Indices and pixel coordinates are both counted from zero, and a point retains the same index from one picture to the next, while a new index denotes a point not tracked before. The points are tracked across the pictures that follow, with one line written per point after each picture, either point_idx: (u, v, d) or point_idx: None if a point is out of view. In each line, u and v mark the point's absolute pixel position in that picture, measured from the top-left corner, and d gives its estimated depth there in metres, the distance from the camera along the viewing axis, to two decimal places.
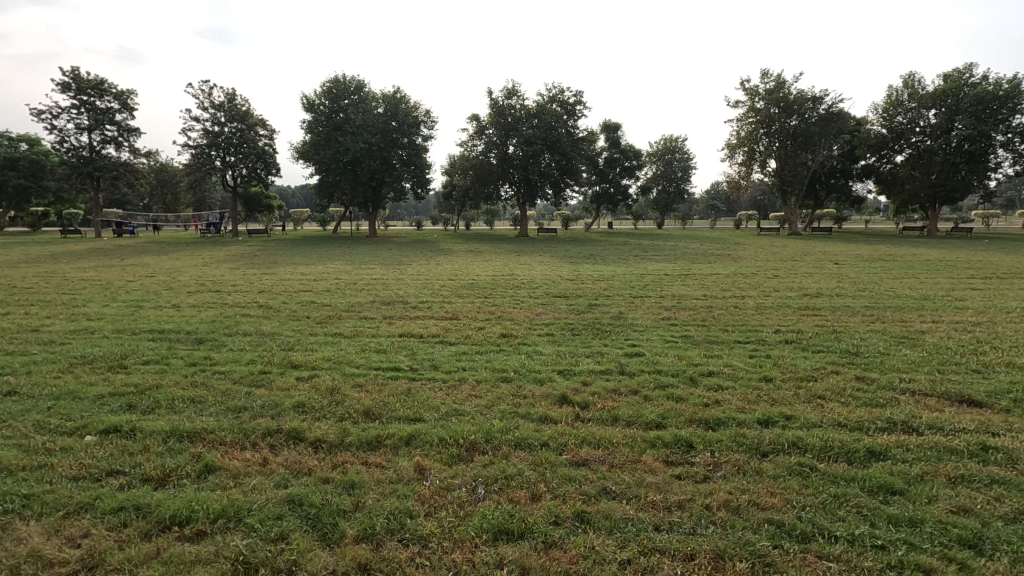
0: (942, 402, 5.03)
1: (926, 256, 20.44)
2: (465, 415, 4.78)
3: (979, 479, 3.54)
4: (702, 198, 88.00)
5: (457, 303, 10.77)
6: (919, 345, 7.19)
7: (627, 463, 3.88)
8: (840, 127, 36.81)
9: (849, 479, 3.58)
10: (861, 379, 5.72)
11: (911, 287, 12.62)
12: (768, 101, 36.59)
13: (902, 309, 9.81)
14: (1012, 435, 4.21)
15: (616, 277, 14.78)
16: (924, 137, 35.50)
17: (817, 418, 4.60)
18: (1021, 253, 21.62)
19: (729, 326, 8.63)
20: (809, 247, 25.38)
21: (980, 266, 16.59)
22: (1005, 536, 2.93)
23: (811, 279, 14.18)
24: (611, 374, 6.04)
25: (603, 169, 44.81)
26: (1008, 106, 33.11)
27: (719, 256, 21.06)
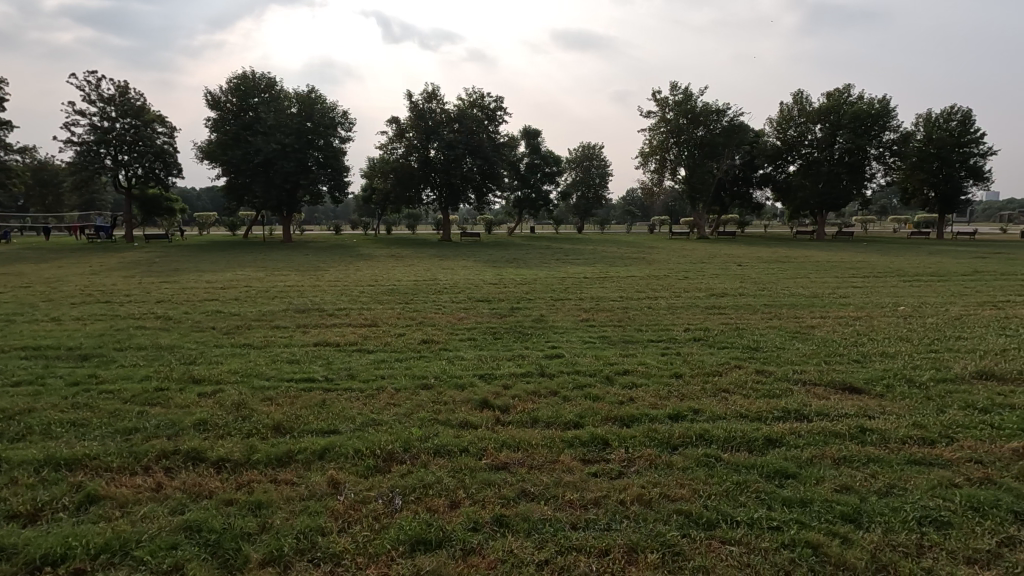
0: (828, 390, 5.53)
1: (815, 258, 22.43)
2: (384, 425, 4.65)
3: (858, 459, 3.91)
4: (620, 204, 91.69)
5: (377, 309, 10.51)
6: (808, 339, 7.88)
7: (545, 463, 3.94)
8: (741, 139, 39.58)
9: (749, 466, 3.83)
10: (760, 371, 6.18)
11: (803, 286, 13.79)
12: (677, 112, 38.77)
13: (795, 307, 10.69)
14: (885, 417, 4.69)
15: (538, 280, 15.05)
16: (812, 150, 39.08)
17: (721, 410, 4.89)
18: (892, 254, 24.18)
19: (644, 325, 9.03)
20: (716, 251, 27.09)
21: (860, 266, 18.44)
22: (880, 509, 3.24)
23: (716, 280, 15.16)
24: (531, 376, 6.12)
25: (525, 174, 45.52)
26: (880, 123, 37.24)
27: (635, 259, 22.01)
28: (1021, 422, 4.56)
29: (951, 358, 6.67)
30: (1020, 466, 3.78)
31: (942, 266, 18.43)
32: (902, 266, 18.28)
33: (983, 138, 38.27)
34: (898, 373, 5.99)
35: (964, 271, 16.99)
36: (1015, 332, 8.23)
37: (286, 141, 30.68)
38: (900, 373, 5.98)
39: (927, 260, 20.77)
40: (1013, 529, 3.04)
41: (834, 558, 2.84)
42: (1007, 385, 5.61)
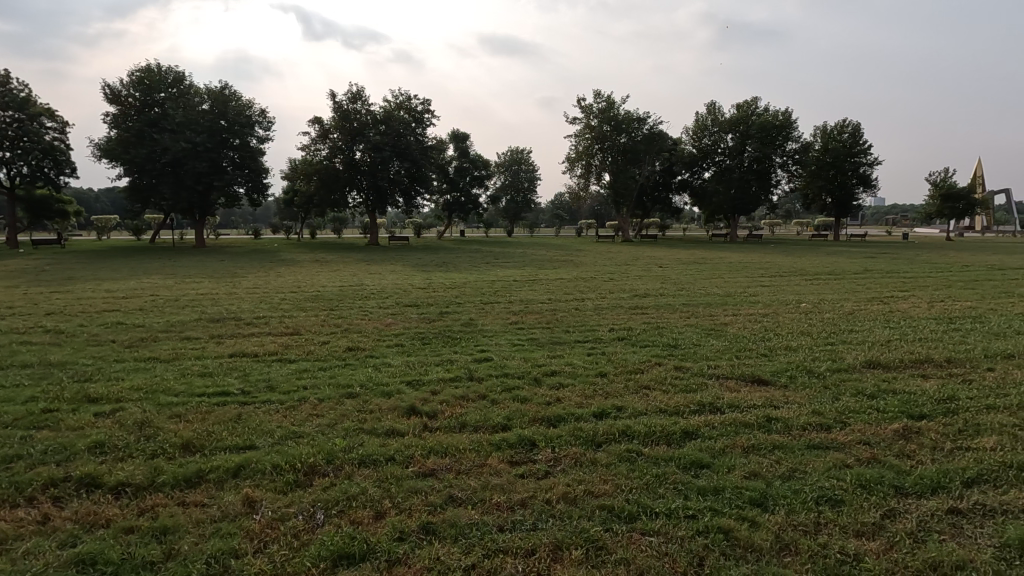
0: (738, 383, 5.91)
1: (729, 259, 23.88)
2: (306, 437, 4.46)
3: (765, 446, 4.21)
4: (548, 208, 93.36)
5: (300, 317, 10.08)
6: (722, 336, 8.38)
7: (473, 468, 3.93)
8: (661, 146, 41.48)
9: (667, 459, 4.02)
10: (678, 367, 6.50)
11: (718, 286, 14.65)
12: (601, 119, 40.05)
13: (710, 305, 11.33)
14: (788, 406, 5.07)
15: (468, 284, 15.05)
16: (724, 157, 41.64)
17: (643, 406, 5.09)
18: (795, 255, 26.19)
19: (571, 326, 9.24)
20: (639, 253, 28.22)
21: (768, 267, 19.82)
22: (783, 492, 3.49)
23: (639, 281, 15.78)
24: (460, 380, 6.08)
25: (453, 178, 45.33)
26: (784, 134, 40.30)
27: (562, 261, 22.52)
28: (901, 404, 5.08)
29: (844, 349, 7.33)
30: (899, 444, 4.20)
31: (837, 265, 20.21)
32: (803, 266, 19.88)
33: (870, 149, 42.40)
34: (800, 365, 6.51)
35: (856, 270, 18.68)
36: (897, 324, 9.17)
37: (198, 140, 28.78)
38: (801, 364, 6.51)
39: (824, 260, 22.71)
40: (894, 502, 3.37)
41: (743, 541, 3.02)
42: (890, 373, 6.23)
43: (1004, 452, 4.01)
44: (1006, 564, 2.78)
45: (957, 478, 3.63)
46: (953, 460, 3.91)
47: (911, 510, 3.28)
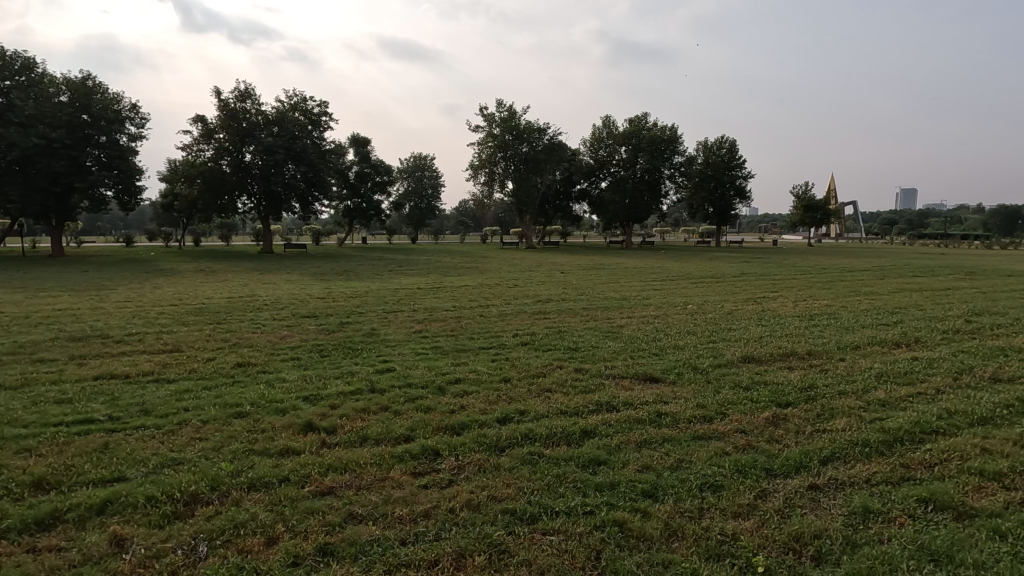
0: (633, 381, 6.26)
1: (625, 264, 25.24)
2: (187, 464, 4.09)
3: (655, 440, 4.49)
4: (453, 215, 93.24)
5: (181, 332, 9.20)
6: (619, 337, 8.81)
7: (374, 482, 3.82)
8: (560, 156, 43.00)
9: (567, 459, 4.16)
10: (578, 369, 6.76)
11: (615, 290, 15.43)
12: (503, 128, 40.75)
13: (607, 309, 11.92)
14: (676, 401, 5.46)
15: (370, 292, 14.61)
16: (619, 168, 44.02)
17: (545, 409, 5.23)
18: (683, 260, 28.26)
19: (476, 333, 9.29)
20: (543, 259, 28.95)
21: (659, 272, 21.20)
22: (671, 482, 3.75)
23: (542, 287, 16.18)
24: (361, 393, 5.87)
25: (354, 183, 44.02)
26: (671, 148, 43.42)
27: (467, 269, 22.56)
28: (771, 394, 5.65)
29: (724, 346, 8.02)
30: (769, 430, 4.67)
31: (718, 269, 22.05)
32: (690, 271, 21.43)
33: (744, 164, 46.82)
34: (687, 363, 7.02)
35: (735, 273, 20.49)
36: (769, 322, 10.17)
37: (53, 135, 25.45)
38: (688, 362, 7.03)
39: (708, 265, 24.71)
40: (764, 483, 3.74)
41: (636, 531, 3.20)
42: (761, 366, 6.92)
43: (850, 431, 4.59)
44: (852, 529, 3.18)
45: (815, 458, 4.10)
46: (812, 441, 4.42)
47: (779, 489, 3.65)
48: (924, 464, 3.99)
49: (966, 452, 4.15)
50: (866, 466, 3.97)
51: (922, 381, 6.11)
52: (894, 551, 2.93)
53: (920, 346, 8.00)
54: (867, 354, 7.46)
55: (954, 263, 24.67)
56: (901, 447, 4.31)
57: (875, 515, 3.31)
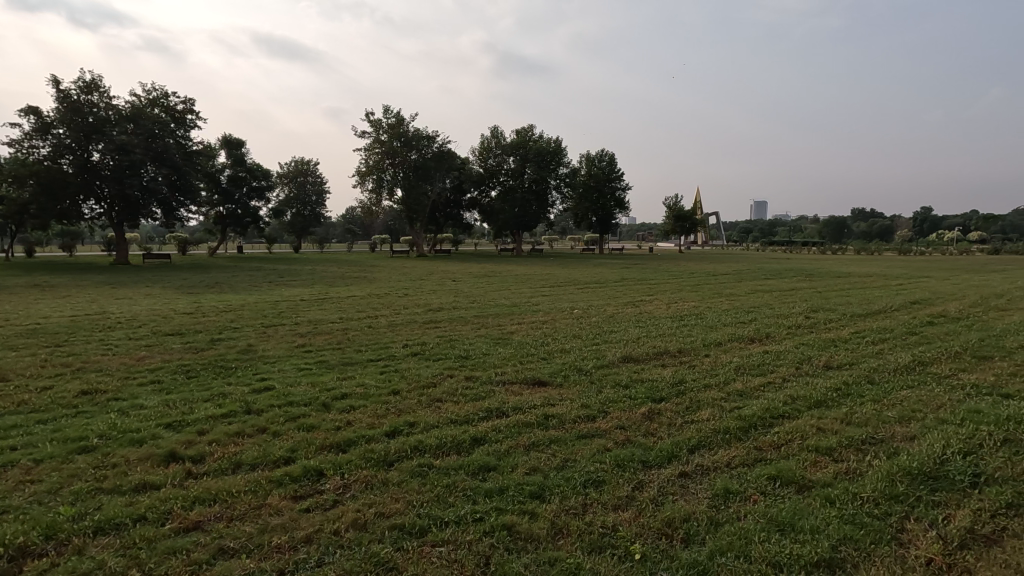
0: (522, 386, 6.41)
1: (516, 271, 25.80)
2: (13, 512, 3.50)
3: (543, 442, 4.64)
4: (339, 223, 89.57)
5: (5, 359, 7.83)
6: (509, 343, 9.00)
7: (249, 512, 3.53)
8: (450, 164, 42.99)
9: (457, 468, 4.15)
10: (469, 377, 6.79)
11: (506, 297, 15.70)
12: (391, 134, 39.85)
13: (498, 315, 12.10)
14: (563, 403, 5.68)
15: (246, 305, 13.56)
16: (508, 178, 45.03)
17: (434, 419, 5.19)
18: (570, 266, 29.47)
19: (364, 345, 8.99)
20: (435, 267, 28.68)
21: (548, 278, 21.94)
22: (557, 481, 3.89)
23: (433, 295, 16.03)
24: (235, 416, 5.41)
25: (226, 188, 40.49)
26: (556, 159, 45.29)
27: (355, 278, 21.75)
28: (647, 391, 6.08)
29: (607, 348, 8.50)
30: (645, 424, 5.02)
31: (602, 275, 23.27)
32: (575, 276, 22.42)
33: (622, 177, 50.22)
34: (572, 365, 7.34)
35: (617, 278, 21.77)
36: (646, 323, 10.95)
37: None
38: (573, 364, 7.35)
39: (592, 271, 26.03)
40: (641, 475, 4.01)
41: (524, 533, 3.27)
42: (640, 364, 7.43)
43: (713, 420, 5.08)
44: (716, 509, 3.51)
45: (684, 447, 4.47)
46: (682, 432, 4.81)
47: (653, 480, 3.92)
48: (773, 445, 4.51)
49: (805, 432, 4.76)
50: (727, 452, 4.39)
51: (771, 371, 6.94)
52: (749, 526, 3.27)
53: (769, 340, 9.07)
54: (728, 349, 8.31)
55: (794, 267, 28.46)
56: (754, 431, 4.84)
57: (733, 495, 3.69)
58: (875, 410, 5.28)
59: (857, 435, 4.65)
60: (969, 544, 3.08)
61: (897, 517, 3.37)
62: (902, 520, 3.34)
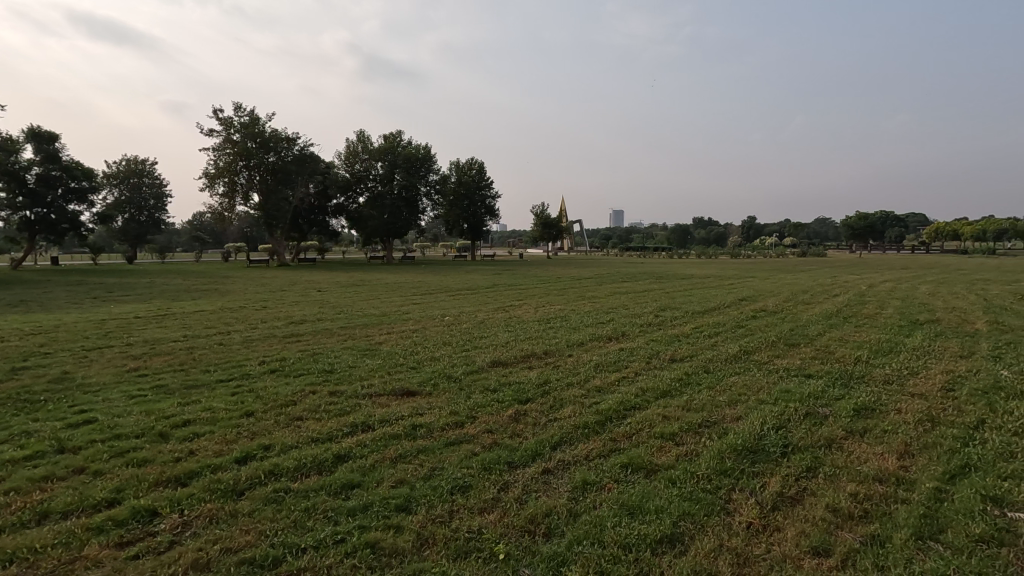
0: (389, 398, 6.24)
1: (386, 279, 25.15)
2: None
3: (410, 453, 4.56)
4: (184, 229, 80.64)
5: None
6: (377, 354, 8.73)
7: (56, 569, 3.01)
8: (313, 168, 40.68)
9: (317, 489, 3.92)
10: (332, 393, 6.45)
11: (375, 306, 15.24)
12: (244, 134, 36.59)
13: (366, 326, 11.71)
14: (432, 411, 5.64)
15: (63, 326, 11.61)
16: (377, 184, 43.79)
17: (293, 439, 4.86)
18: (443, 274, 29.39)
19: (213, 364, 8.15)
20: (297, 277, 26.88)
21: (419, 286, 21.73)
22: (424, 491, 3.85)
23: (296, 307, 15.07)
24: (42, 458, 4.58)
25: (34, 189, 34.31)
26: (426, 166, 45.10)
27: (204, 291, 19.72)
28: (514, 393, 6.26)
29: (476, 353, 8.63)
30: (511, 426, 5.16)
31: (474, 282, 23.61)
32: (447, 284, 22.50)
33: (491, 185, 51.35)
34: (441, 373, 7.32)
35: (488, 284, 22.22)
36: (514, 327, 11.31)
37: None
38: (442, 372, 7.33)
39: (464, 277, 26.26)
40: (506, 476, 4.11)
41: (388, 548, 3.19)
42: (508, 368, 7.63)
43: (574, 416, 5.38)
44: (575, 502, 3.70)
45: (548, 445, 4.68)
46: (546, 430, 5.03)
47: (518, 479, 4.05)
48: (625, 435, 4.89)
49: (652, 421, 5.23)
50: (586, 445, 4.67)
51: (625, 366, 7.53)
52: (603, 513, 3.50)
53: (624, 338, 9.85)
54: (588, 348, 8.86)
55: (647, 270, 31.16)
56: (610, 424, 5.21)
57: (591, 486, 3.93)
58: (710, 396, 5.97)
59: (695, 420, 5.22)
60: (778, 505, 3.60)
61: (725, 489, 3.83)
62: (729, 491, 3.79)
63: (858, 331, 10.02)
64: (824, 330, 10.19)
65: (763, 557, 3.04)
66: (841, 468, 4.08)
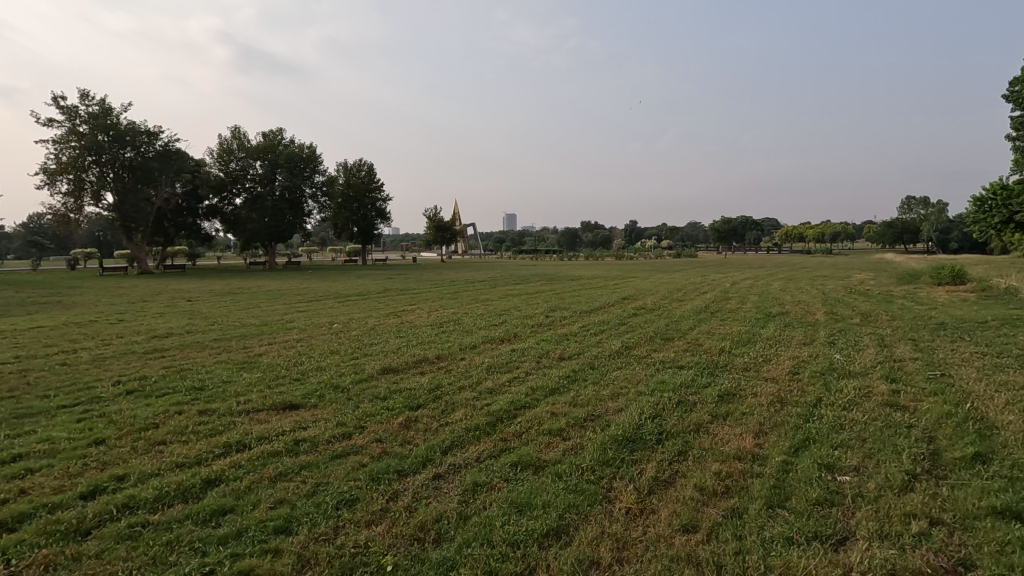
0: (269, 413, 5.83)
1: (268, 286, 23.56)
2: None
3: (291, 471, 4.28)
4: (16, 233, 69.52)
5: None
6: (256, 367, 8.13)
7: None
8: (180, 166, 36.98)
9: (182, 519, 3.56)
10: (203, 412, 5.88)
11: (255, 315, 14.22)
12: (93, 125, 32.24)
13: (244, 337, 10.87)
14: (317, 425, 5.35)
15: None
16: (255, 184, 40.86)
17: (154, 466, 4.37)
18: (332, 279, 28.04)
19: (52, 389, 7.06)
20: (163, 286, 24.25)
21: (305, 292, 20.62)
22: (306, 509, 3.64)
23: (161, 318, 13.62)
24: None
25: None
26: (311, 166, 42.90)
27: (44, 304, 17.16)
28: (404, 400, 6.13)
29: (365, 361, 8.35)
30: (401, 434, 5.05)
31: (364, 287, 22.87)
32: (336, 290, 21.59)
33: (382, 188, 50.07)
34: (327, 383, 6.98)
35: (380, 289, 21.64)
36: (407, 332, 11.11)
37: None
38: (329, 382, 6.99)
39: (354, 283, 25.33)
40: (395, 485, 4.01)
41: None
42: (399, 375, 7.45)
43: (466, 419, 5.39)
44: (465, 504, 3.71)
45: (439, 450, 4.64)
46: (438, 435, 4.99)
47: (407, 487, 3.97)
48: (515, 434, 4.99)
49: (542, 419, 5.38)
50: (476, 447, 4.70)
51: (516, 366, 7.69)
52: (492, 513, 3.54)
53: (516, 338, 10.07)
54: (481, 351, 8.92)
55: (539, 272, 32.10)
56: (500, 424, 5.28)
57: (481, 486, 3.96)
58: (594, 391, 6.28)
59: (581, 414, 5.46)
60: (654, 489, 3.86)
61: (607, 478, 4.04)
62: (611, 480, 4.01)
63: (723, 324, 11.08)
64: (695, 324, 11.15)
65: (640, 539, 3.24)
66: (707, 450, 4.48)
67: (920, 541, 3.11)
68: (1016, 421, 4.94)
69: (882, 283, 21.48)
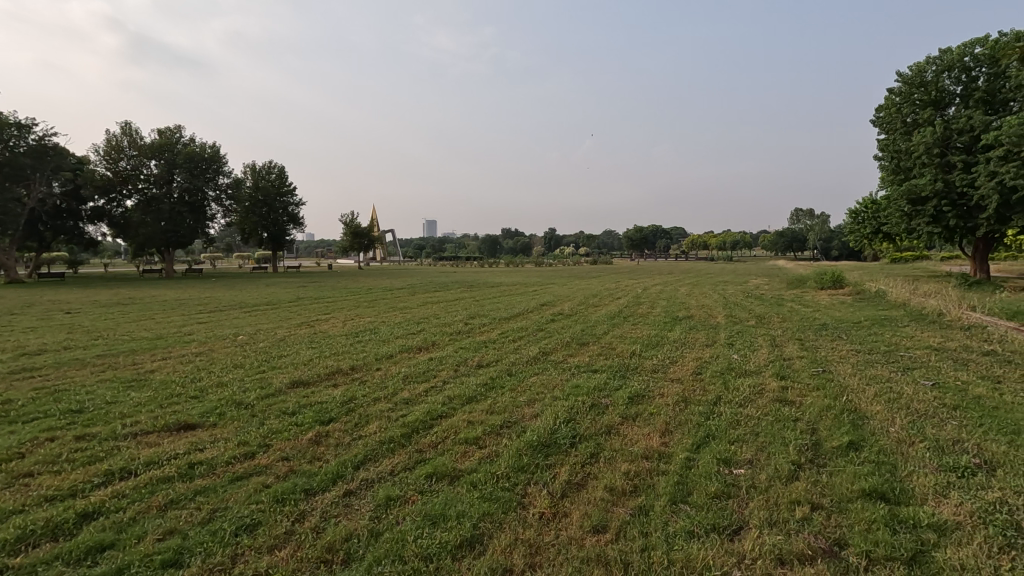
0: (161, 435, 5.35)
1: (162, 296, 21.69)
2: None
3: (184, 497, 3.95)
4: None
5: None
6: (148, 385, 7.43)
7: None
8: (58, 163, 33.21)
9: (51, 560, 3.17)
10: (80, 438, 5.28)
11: (147, 328, 13.00)
12: None
13: (134, 352, 9.90)
14: (215, 445, 4.97)
15: None
16: (149, 185, 37.56)
17: (18, 503, 3.86)
18: (238, 288, 26.32)
19: None
20: (36, 297, 21.62)
21: (207, 302, 19.18)
22: (200, 538, 3.36)
23: (32, 334, 12.09)
24: None
25: None
26: (213, 167, 40.10)
27: None
28: (315, 414, 5.86)
29: (273, 374, 7.88)
30: (311, 450, 4.81)
31: (274, 295, 21.69)
32: (242, 299, 20.28)
33: (293, 191, 47.84)
34: (229, 400, 6.51)
35: (291, 298, 20.60)
36: (319, 343, 10.65)
37: None
38: (231, 399, 6.52)
39: (262, 291, 23.94)
40: (302, 505, 3.81)
41: None
42: (310, 388, 7.09)
43: (380, 432, 5.24)
44: (376, 520, 3.59)
45: (350, 465, 4.47)
46: (349, 450, 4.80)
47: (315, 506, 3.79)
48: (431, 445, 4.91)
49: (459, 428, 5.34)
50: (390, 460, 4.58)
51: (433, 375, 7.60)
52: (406, 527, 3.46)
53: (434, 347, 9.95)
54: (398, 360, 8.73)
55: (459, 279, 32.00)
56: (416, 435, 5.17)
57: (394, 501, 3.85)
58: (511, 398, 6.33)
59: (497, 422, 5.47)
60: (566, 492, 3.94)
61: (522, 484, 4.07)
62: (525, 486, 4.05)
63: (635, 329, 11.57)
64: (610, 329, 11.54)
65: (553, 543, 3.29)
66: (617, 451, 4.65)
67: (803, 526, 3.39)
68: (881, 411, 5.55)
69: (775, 288, 23.42)
